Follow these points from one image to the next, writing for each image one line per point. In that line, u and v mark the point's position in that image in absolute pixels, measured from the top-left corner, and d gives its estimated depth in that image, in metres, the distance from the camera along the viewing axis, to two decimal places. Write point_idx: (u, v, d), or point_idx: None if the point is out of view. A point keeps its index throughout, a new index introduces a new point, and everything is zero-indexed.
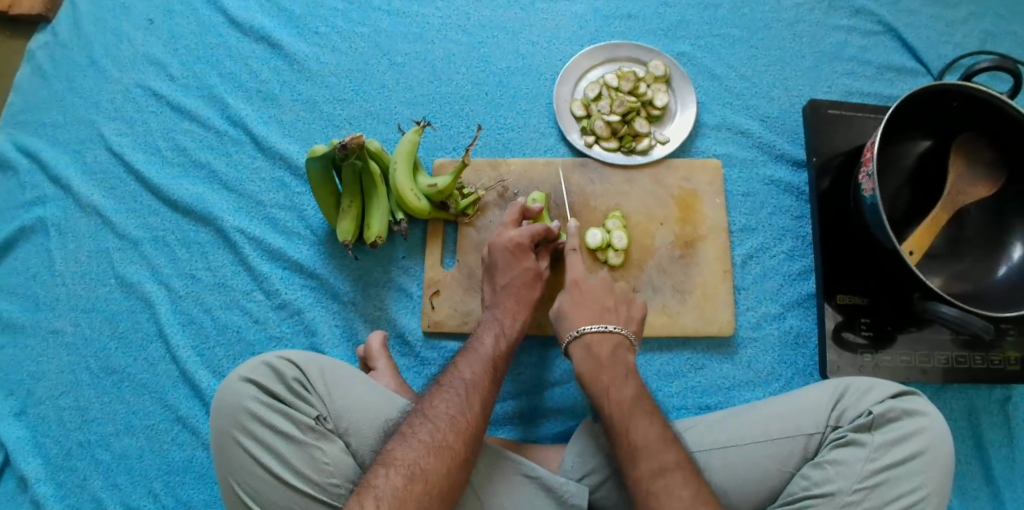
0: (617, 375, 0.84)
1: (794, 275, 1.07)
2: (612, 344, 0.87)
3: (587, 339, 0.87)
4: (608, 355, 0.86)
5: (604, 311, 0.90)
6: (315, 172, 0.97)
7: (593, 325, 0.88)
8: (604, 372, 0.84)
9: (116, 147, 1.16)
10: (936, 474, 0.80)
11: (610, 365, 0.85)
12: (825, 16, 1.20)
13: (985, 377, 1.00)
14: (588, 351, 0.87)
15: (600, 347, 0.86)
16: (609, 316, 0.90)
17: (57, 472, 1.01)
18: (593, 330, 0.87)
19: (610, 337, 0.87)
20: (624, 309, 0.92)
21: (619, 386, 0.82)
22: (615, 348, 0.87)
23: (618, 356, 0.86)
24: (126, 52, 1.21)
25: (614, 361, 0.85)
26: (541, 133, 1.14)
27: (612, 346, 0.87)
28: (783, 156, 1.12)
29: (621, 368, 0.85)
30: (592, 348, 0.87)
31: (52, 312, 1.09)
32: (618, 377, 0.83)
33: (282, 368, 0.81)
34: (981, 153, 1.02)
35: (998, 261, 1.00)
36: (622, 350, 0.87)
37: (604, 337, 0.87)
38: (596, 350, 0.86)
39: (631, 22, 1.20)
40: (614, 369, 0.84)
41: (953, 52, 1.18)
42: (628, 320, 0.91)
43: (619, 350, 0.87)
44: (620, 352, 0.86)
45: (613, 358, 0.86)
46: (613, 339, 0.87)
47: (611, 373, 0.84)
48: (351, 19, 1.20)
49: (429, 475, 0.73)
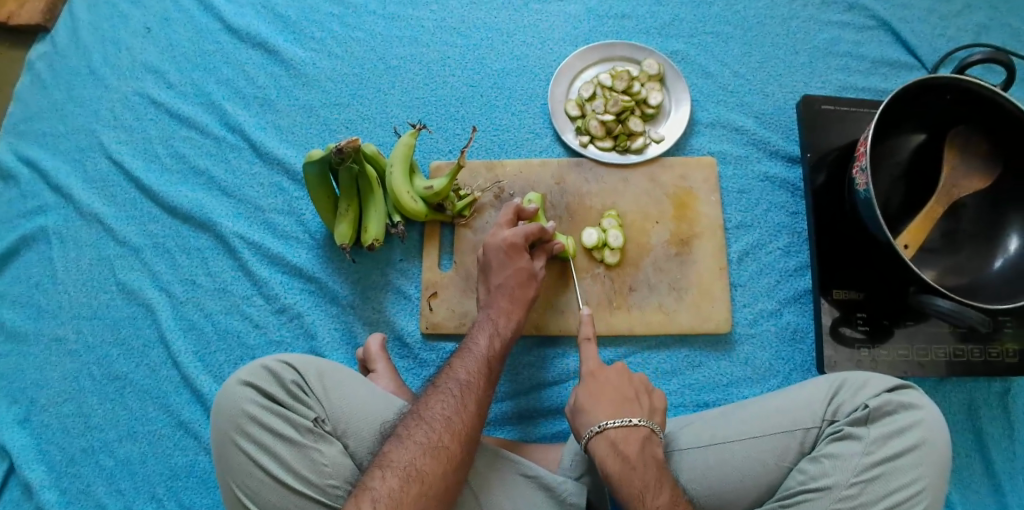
0: (649, 477, 0.76)
1: (790, 271, 1.07)
2: (638, 439, 0.79)
3: (611, 433, 0.79)
4: (636, 451, 0.78)
5: (627, 403, 0.83)
6: (311, 176, 0.97)
7: (614, 420, 0.80)
8: (634, 473, 0.76)
9: (116, 155, 1.16)
10: (932, 466, 0.81)
11: (640, 465, 0.77)
12: (818, 13, 1.21)
13: (983, 369, 1.00)
14: (612, 447, 0.79)
15: (626, 445, 0.79)
16: (631, 407, 0.82)
17: (62, 479, 1.02)
18: (615, 423, 0.80)
19: (636, 432, 0.80)
20: (645, 397, 0.84)
21: (653, 493, 0.75)
22: (643, 443, 0.79)
23: (646, 452, 0.79)
24: (124, 60, 1.22)
25: (644, 459, 0.78)
26: (536, 133, 1.14)
27: (639, 441, 0.79)
28: (778, 152, 1.13)
29: (653, 467, 0.77)
30: (615, 443, 0.79)
31: (55, 320, 1.10)
32: (651, 481, 0.76)
33: (280, 371, 0.82)
34: (976, 146, 1.02)
35: (994, 254, 1.00)
36: (650, 447, 0.80)
37: (631, 434, 0.79)
38: (621, 447, 0.79)
39: (625, 21, 1.20)
40: (647, 469, 0.77)
41: (947, 45, 1.18)
42: (650, 411, 0.84)
43: (647, 449, 0.79)
44: (649, 450, 0.79)
45: (642, 455, 0.78)
46: (639, 435, 0.79)
47: (644, 477, 0.76)
48: (346, 24, 1.21)
49: (424, 476, 0.74)
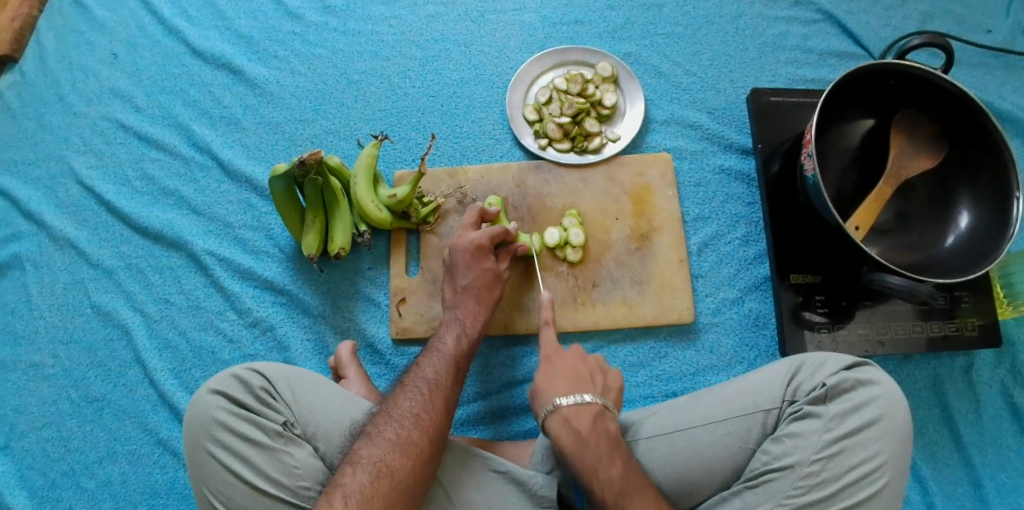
0: (601, 451, 0.80)
1: (749, 259, 1.10)
2: (591, 414, 0.82)
3: (565, 411, 0.82)
4: (588, 425, 0.82)
5: (580, 382, 0.86)
6: (277, 191, 1.00)
7: (568, 398, 0.83)
8: (586, 447, 0.80)
9: (87, 180, 1.19)
10: (892, 440, 0.83)
11: (593, 439, 0.80)
12: (766, 9, 1.24)
13: (944, 344, 1.03)
14: (565, 423, 0.82)
15: (579, 421, 0.82)
16: (586, 385, 0.86)
17: (44, 502, 1.03)
18: (569, 402, 0.83)
19: (588, 409, 0.83)
20: (599, 376, 0.88)
21: (606, 465, 0.79)
22: (595, 419, 0.82)
23: (599, 427, 0.82)
24: (92, 86, 1.25)
25: (596, 433, 0.81)
26: (496, 139, 1.17)
27: (591, 417, 0.82)
28: (731, 145, 1.16)
29: (605, 440, 0.81)
30: (569, 421, 0.82)
31: (32, 345, 1.12)
32: (604, 454, 0.80)
33: (248, 378, 0.83)
34: (924, 127, 1.04)
35: (947, 229, 1.03)
36: (603, 422, 0.83)
37: (583, 410, 0.82)
38: (574, 422, 0.82)
39: (579, 27, 1.24)
40: (600, 443, 0.80)
41: (892, 35, 1.22)
42: (604, 389, 0.87)
43: (600, 423, 0.82)
44: (601, 424, 0.82)
45: (594, 429, 0.81)
46: (591, 410, 0.82)
47: (597, 450, 0.80)
48: (309, 42, 1.24)
49: (394, 472, 0.75)
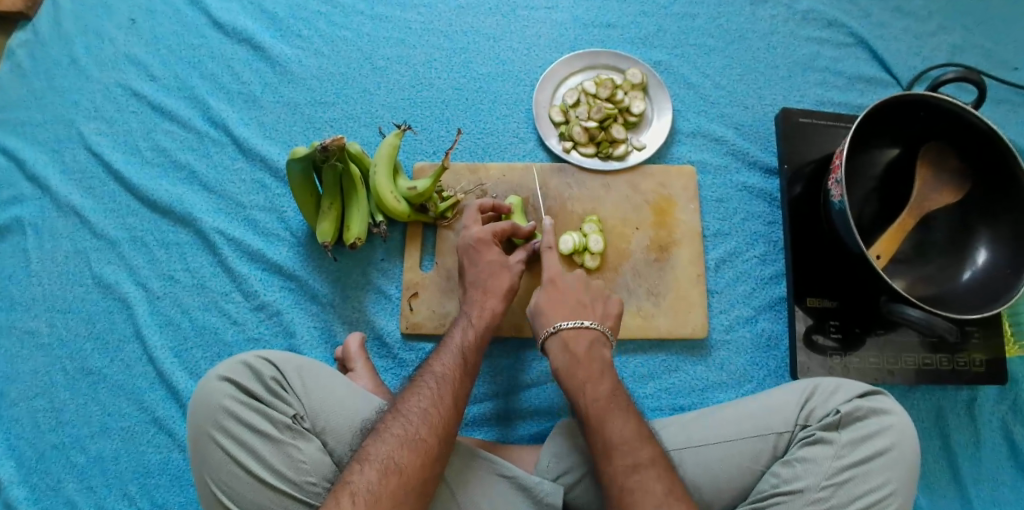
0: (593, 370, 0.84)
1: (766, 278, 1.10)
2: (588, 338, 0.87)
3: (564, 333, 0.87)
4: (584, 349, 0.86)
5: (581, 307, 0.90)
6: (294, 173, 0.97)
7: (569, 321, 0.88)
8: (580, 366, 0.84)
9: (96, 146, 1.16)
10: (903, 470, 0.81)
11: (587, 361, 0.85)
12: (798, 28, 1.24)
13: (951, 377, 1.03)
14: (563, 345, 0.86)
15: (576, 342, 0.86)
16: (585, 312, 0.90)
17: (31, 475, 1.00)
18: (568, 325, 0.88)
19: (587, 333, 0.87)
20: (600, 304, 0.92)
21: (594, 384, 0.82)
22: (592, 343, 0.87)
23: (594, 352, 0.86)
24: (107, 51, 1.21)
25: (590, 356, 0.85)
26: (520, 138, 1.16)
27: (588, 341, 0.87)
28: (756, 162, 1.15)
29: (598, 363, 0.85)
30: (567, 343, 0.86)
31: (27, 312, 1.08)
32: (594, 375, 0.83)
33: (260, 367, 0.81)
34: (949, 162, 1.03)
35: (964, 264, 1.03)
36: (599, 348, 0.87)
37: (580, 332, 0.87)
38: (572, 346, 0.86)
39: (610, 31, 1.22)
40: (591, 363, 0.85)
41: (921, 64, 1.22)
42: (604, 316, 0.91)
43: (595, 349, 0.86)
44: (597, 349, 0.86)
45: (590, 352, 0.86)
46: (589, 334, 0.87)
47: (588, 369, 0.84)
48: (333, 23, 1.21)
49: (403, 470, 0.73)
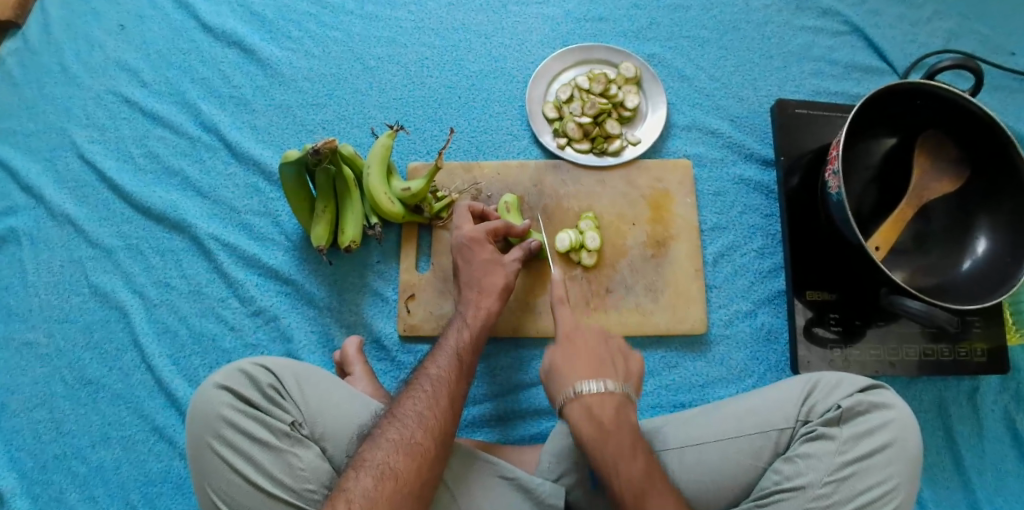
0: (623, 444, 0.76)
1: (765, 272, 1.09)
2: (615, 404, 0.79)
3: (587, 399, 0.78)
4: (611, 415, 0.78)
5: (601, 365, 0.81)
6: (287, 177, 0.96)
7: (591, 385, 0.79)
8: (608, 439, 0.76)
9: (88, 154, 1.15)
10: (905, 464, 0.81)
11: (616, 430, 0.77)
12: (793, 17, 1.22)
13: (953, 368, 1.03)
14: (586, 410, 0.78)
15: (601, 410, 0.78)
16: (608, 370, 0.81)
17: (34, 485, 1.00)
18: (591, 389, 0.78)
19: (612, 398, 0.79)
20: (620, 361, 0.84)
21: (626, 461, 0.75)
22: (619, 408, 0.79)
23: (621, 417, 0.78)
24: (97, 57, 1.20)
25: (619, 424, 0.77)
26: (514, 135, 1.15)
27: (614, 406, 0.78)
28: (752, 155, 1.15)
29: (627, 433, 0.77)
30: (592, 409, 0.78)
31: (25, 323, 1.08)
32: (626, 449, 0.76)
33: (256, 374, 0.81)
34: (947, 151, 1.03)
35: (963, 254, 1.02)
36: (626, 412, 0.79)
37: (605, 399, 0.78)
38: (596, 412, 0.78)
39: (603, 24, 1.21)
40: (620, 433, 0.77)
41: (918, 51, 1.20)
42: (626, 375, 0.83)
43: (623, 415, 0.78)
44: (625, 416, 0.78)
45: (617, 420, 0.78)
46: (614, 401, 0.78)
47: (617, 444, 0.76)
48: (324, 24, 1.20)
49: (399, 474, 0.73)
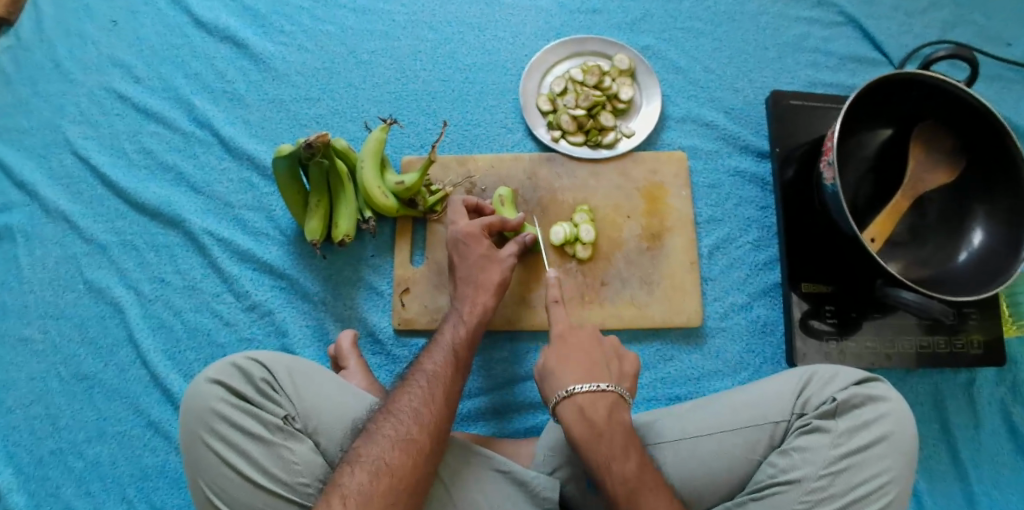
0: (586, 352, 0.85)
1: (760, 264, 1.09)
2: (587, 322, 0.88)
3: (562, 319, 0.88)
4: (580, 332, 0.87)
5: (584, 296, 0.91)
6: (280, 171, 0.96)
7: (569, 310, 0.88)
8: (571, 345, 0.86)
9: (82, 150, 1.15)
10: (900, 457, 0.81)
11: (580, 340, 0.86)
12: (788, 8, 1.21)
13: (949, 360, 1.03)
14: (562, 328, 0.88)
15: (574, 341, 0.86)
16: (589, 302, 0.90)
17: (30, 481, 1.00)
18: (571, 312, 0.88)
19: (586, 318, 0.88)
20: None
21: (584, 361, 0.84)
22: (588, 327, 0.88)
23: (591, 349, 0.86)
24: (90, 53, 1.20)
25: (585, 338, 0.87)
26: (508, 128, 1.14)
27: (584, 325, 0.88)
28: (747, 147, 1.14)
29: (591, 345, 0.86)
30: (565, 325, 0.88)
31: (20, 320, 1.08)
32: (587, 356, 0.85)
33: (249, 368, 0.81)
34: (942, 141, 1.02)
35: (960, 246, 1.02)
36: (596, 332, 0.88)
37: (578, 332, 0.87)
38: (569, 328, 0.87)
39: (597, 16, 1.20)
40: (586, 345, 0.86)
41: (914, 42, 1.20)
42: None
43: (592, 331, 0.88)
44: (593, 333, 0.87)
45: (586, 337, 0.87)
46: (588, 320, 0.88)
47: (579, 350, 0.85)
48: (316, 18, 1.20)
49: (394, 470, 0.73)
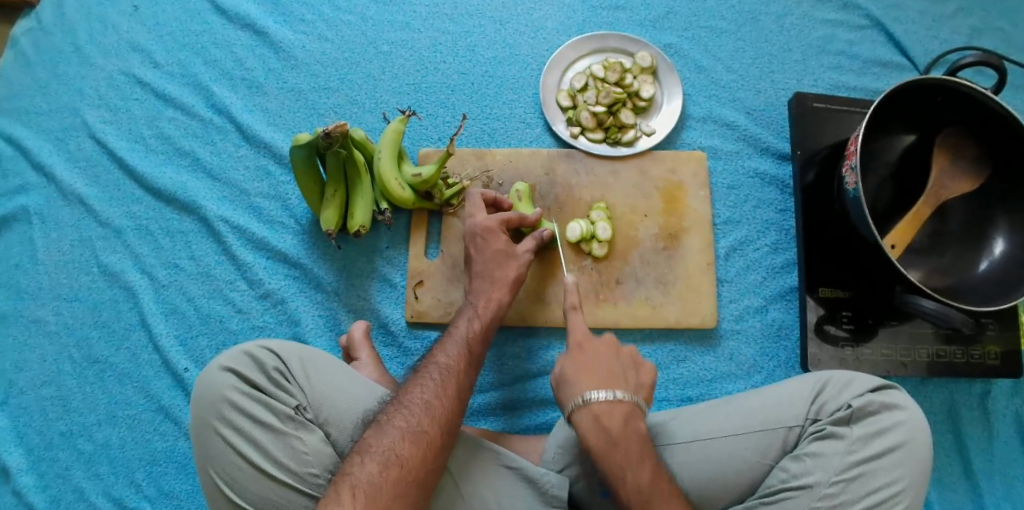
0: (631, 456, 0.76)
1: (777, 268, 1.08)
2: (624, 413, 0.77)
3: (595, 407, 0.77)
4: (619, 425, 0.77)
5: (612, 377, 0.80)
6: (297, 160, 0.95)
7: (600, 394, 0.78)
8: (616, 450, 0.75)
9: (100, 134, 1.15)
10: (914, 466, 0.80)
11: (624, 442, 0.76)
12: (813, 10, 1.20)
13: (966, 370, 1.01)
14: (596, 421, 0.77)
15: (595, 364, 0.81)
16: (618, 381, 0.79)
17: (40, 462, 1.01)
18: (600, 397, 0.78)
19: (621, 407, 0.77)
20: (632, 372, 0.82)
21: (635, 470, 0.75)
22: (628, 418, 0.77)
23: (613, 356, 0.83)
24: (110, 37, 1.20)
25: (627, 433, 0.77)
26: (527, 123, 1.14)
27: (624, 415, 0.77)
28: (768, 149, 1.13)
29: (636, 443, 0.76)
30: (599, 418, 0.77)
31: (34, 301, 1.08)
32: (634, 460, 0.75)
33: (262, 357, 0.80)
34: (965, 149, 1.01)
35: (980, 255, 1.00)
36: (634, 422, 0.78)
37: (599, 349, 0.83)
38: (605, 422, 0.77)
39: (619, 13, 1.19)
40: (630, 445, 0.76)
41: (940, 47, 1.18)
42: (637, 386, 0.81)
43: (632, 423, 0.78)
44: (633, 425, 0.77)
45: (626, 429, 0.77)
46: (622, 410, 0.77)
47: (626, 454, 0.76)
48: (338, 7, 1.19)
49: (404, 461, 0.73)
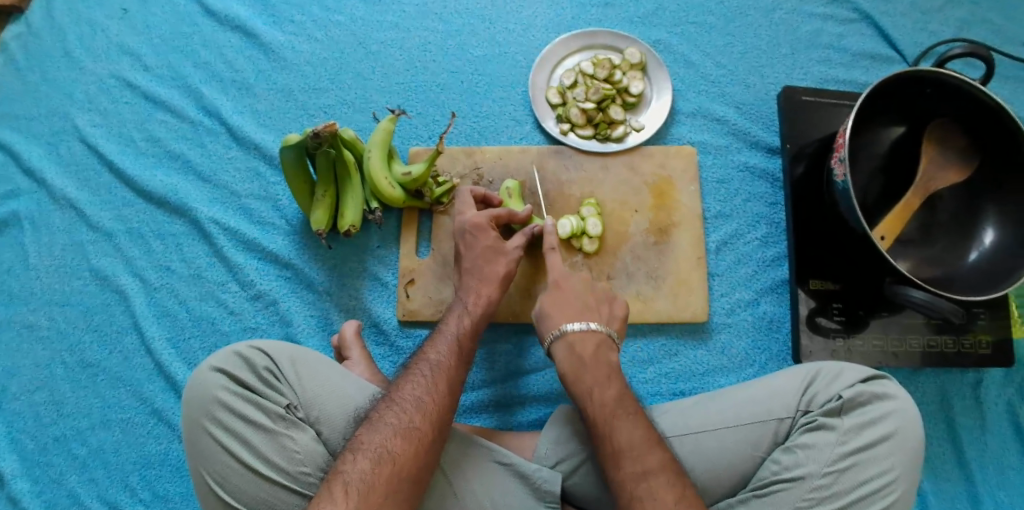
0: (598, 375, 0.83)
1: (768, 261, 1.08)
2: (595, 341, 0.86)
3: (570, 336, 0.86)
4: (591, 352, 0.85)
5: (587, 310, 0.90)
6: (287, 161, 0.95)
7: (575, 324, 0.87)
8: (585, 370, 0.83)
9: (90, 138, 1.15)
10: (906, 456, 0.80)
11: (593, 363, 0.84)
12: (800, 4, 1.20)
13: (957, 360, 1.02)
14: (570, 349, 0.86)
15: (584, 346, 0.86)
16: (593, 313, 0.90)
17: (34, 467, 1.01)
18: (575, 327, 0.87)
19: (593, 335, 0.87)
20: (605, 307, 0.92)
21: (602, 388, 0.81)
22: (599, 345, 0.86)
23: (601, 354, 0.85)
24: (100, 41, 1.20)
25: (597, 360, 0.85)
26: (517, 121, 1.14)
27: (595, 343, 0.86)
28: (758, 142, 1.13)
29: (604, 366, 0.84)
30: (574, 346, 0.86)
31: (26, 306, 1.08)
32: (602, 378, 0.82)
33: (252, 357, 0.80)
34: (953, 139, 1.01)
35: (970, 245, 1.01)
36: (606, 351, 0.86)
37: (587, 336, 0.86)
38: (579, 349, 0.85)
39: (608, 9, 1.19)
40: (599, 365, 0.84)
41: (928, 40, 1.18)
42: (609, 319, 0.91)
43: (601, 353, 0.86)
44: (603, 353, 0.85)
45: (596, 354, 0.85)
46: (594, 338, 0.86)
47: (595, 373, 0.83)
48: (327, 8, 1.19)
49: (396, 457, 0.73)
